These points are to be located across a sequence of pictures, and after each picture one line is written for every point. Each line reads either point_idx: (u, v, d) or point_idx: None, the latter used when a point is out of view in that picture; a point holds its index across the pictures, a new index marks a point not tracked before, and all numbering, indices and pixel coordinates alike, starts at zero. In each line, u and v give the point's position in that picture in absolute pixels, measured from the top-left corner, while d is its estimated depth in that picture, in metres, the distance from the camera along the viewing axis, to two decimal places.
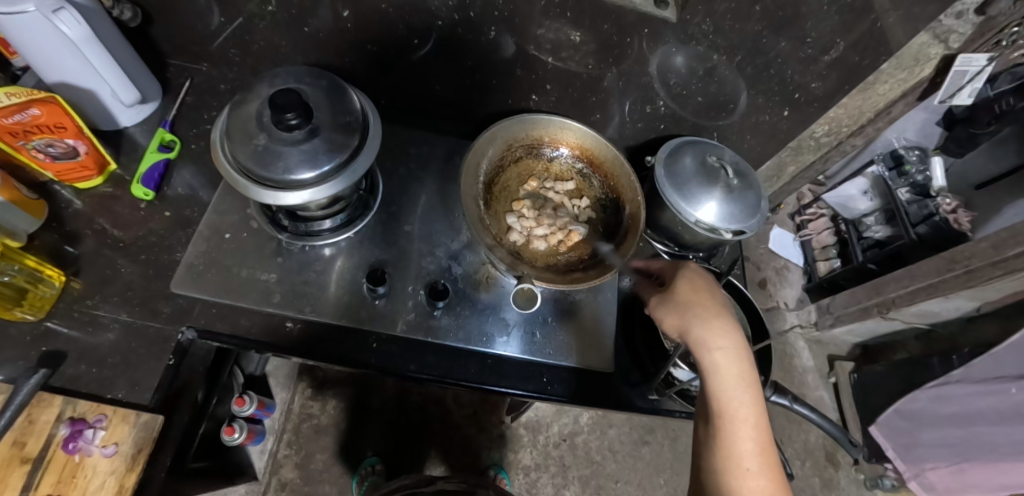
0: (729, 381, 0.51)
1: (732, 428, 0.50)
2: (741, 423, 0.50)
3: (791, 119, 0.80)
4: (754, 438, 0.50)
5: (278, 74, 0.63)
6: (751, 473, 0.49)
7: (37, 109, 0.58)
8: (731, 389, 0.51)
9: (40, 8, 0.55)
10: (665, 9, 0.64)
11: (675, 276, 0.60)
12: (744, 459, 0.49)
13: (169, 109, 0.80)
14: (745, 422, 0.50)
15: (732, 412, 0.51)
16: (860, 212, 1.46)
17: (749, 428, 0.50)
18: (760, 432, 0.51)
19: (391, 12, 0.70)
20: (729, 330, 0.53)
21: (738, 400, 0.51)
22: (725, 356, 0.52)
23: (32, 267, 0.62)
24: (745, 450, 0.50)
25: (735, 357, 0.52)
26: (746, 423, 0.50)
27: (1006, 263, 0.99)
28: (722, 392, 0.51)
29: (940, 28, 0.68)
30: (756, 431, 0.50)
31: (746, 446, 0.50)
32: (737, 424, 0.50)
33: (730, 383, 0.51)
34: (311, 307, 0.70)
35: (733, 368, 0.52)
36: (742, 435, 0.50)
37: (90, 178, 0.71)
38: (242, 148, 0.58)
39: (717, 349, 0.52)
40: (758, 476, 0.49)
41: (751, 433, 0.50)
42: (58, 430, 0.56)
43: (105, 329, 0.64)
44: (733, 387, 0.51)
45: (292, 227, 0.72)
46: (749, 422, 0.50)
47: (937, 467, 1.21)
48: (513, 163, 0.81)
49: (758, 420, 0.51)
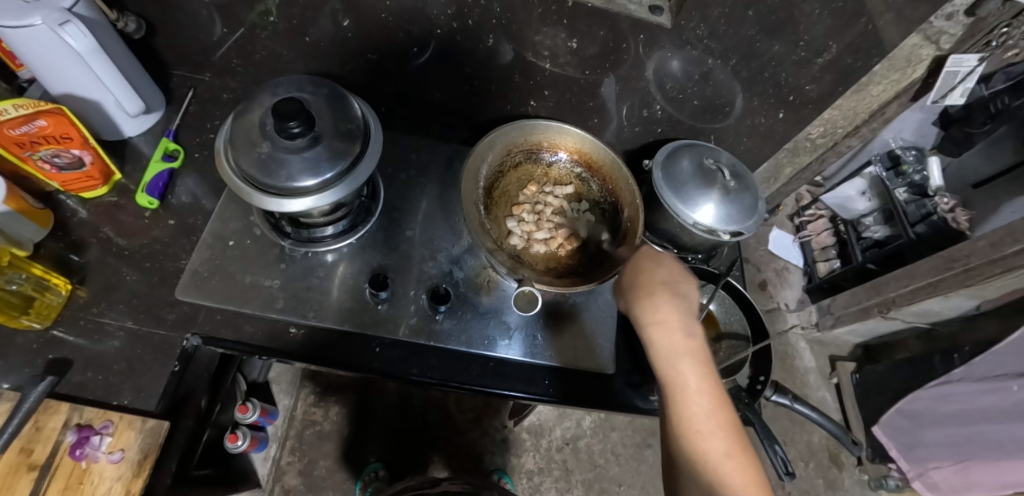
0: (664, 351, 0.52)
1: (676, 395, 0.50)
2: (683, 391, 0.50)
3: (787, 121, 0.81)
4: (700, 402, 0.49)
5: (279, 83, 0.64)
6: (704, 435, 0.48)
7: (43, 120, 0.60)
8: (670, 358, 0.52)
9: (46, 21, 0.56)
10: (660, 16, 0.65)
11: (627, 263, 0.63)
12: (694, 421, 0.48)
13: (173, 119, 0.81)
14: (686, 387, 0.50)
15: (672, 379, 0.51)
16: (859, 212, 1.46)
17: (692, 395, 0.50)
18: (706, 395, 0.50)
19: (391, 21, 0.72)
20: (664, 302, 0.55)
21: (678, 366, 0.51)
22: (661, 328, 0.53)
23: (39, 276, 0.63)
24: (693, 415, 0.49)
25: (671, 328, 0.53)
26: (690, 391, 0.50)
27: (1005, 261, 0.99)
28: (661, 361, 0.52)
29: (931, 30, 0.66)
30: (700, 395, 0.50)
31: (693, 410, 0.49)
32: (681, 390, 0.50)
33: (668, 352, 0.52)
34: (314, 313, 0.70)
35: (668, 338, 0.53)
36: (686, 402, 0.50)
37: (95, 187, 0.72)
38: (246, 157, 0.59)
39: (653, 324, 0.54)
40: (711, 437, 0.48)
41: (696, 398, 0.50)
42: (65, 436, 0.56)
43: (110, 337, 0.65)
44: (671, 356, 0.52)
45: (295, 234, 0.73)
46: (692, 388, 0.50)
47: (940, 465, 1.22)
48: (513, 168, 0.82)
49: (702, 386, 0.50)
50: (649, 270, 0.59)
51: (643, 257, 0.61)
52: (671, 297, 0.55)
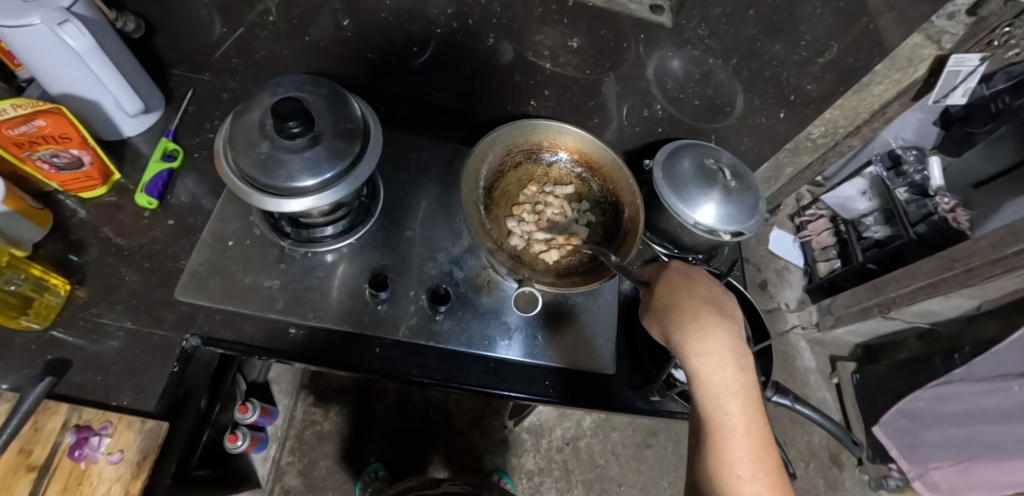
0: (713, 387, 0.50)
1: (721, 435, 0.48)
2: (729, 431, 0.48)
3: (788, 121, 0.81)
4: (746, 445, 0.48)
5: (280, 83, 0.64)
6: (746, 481, 0.47)
7: (42, 120, 0.60)
8: (718, 398, 0.49)
9: (45, 21, 0.56)
10: (661, 15, 0.65)
11: (664, 276, 0.59)
12: (737, 465, 0.47)
13: (172, 119, 0.81)
14: (733, 429, 0.48)
15: (718, 418, 0.49)
16: (859, 212, 1.46)
17: (738, 435, 0.48)
18: (751, 437, 0.48)
19: (391, 20, 0.72)
20: (715, 333, 0.51)
21: (726, 405, 0.49)
22: (711, 363, 0.50)
23: (38, 276, 0.63)
24: (736, 458, 0.48)
25: (722, 363, 0.50)
26: (735, 431, 0.48)
27: (1006, 261, 0.99)
28: (708, 397, 0.50)
29: (932, 29, 0.67)
30: (746, 437, 0.48)
31: (737, 453, 0.48)
32: (726, 430, 0.48)
33: (717, 389, 0.49)
34: (314, 313, 0.70)
35: (719, 374, 0.50)
36: (730, 443, 0.48)
37: (94, 187, 0.71)
38: (245, 156, 0.58)
39: (702, 357, 0.51)
40: (754, 483, 0.47)
41: (741, 440, 0.48)
42: (64, 437, 0.56)
43: (109, 337, 0.64)
44: (719, 392, 0.50)
45: (295, 234, 0.73)
46: (738, 429, 0.48)
47: (942, 466, 1.21)
48: (513, 168, 0.82)
49: (748, 427, 0.49)
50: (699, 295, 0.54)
51: (677, 274, 0.58)
52: (721, 325, 0.52)
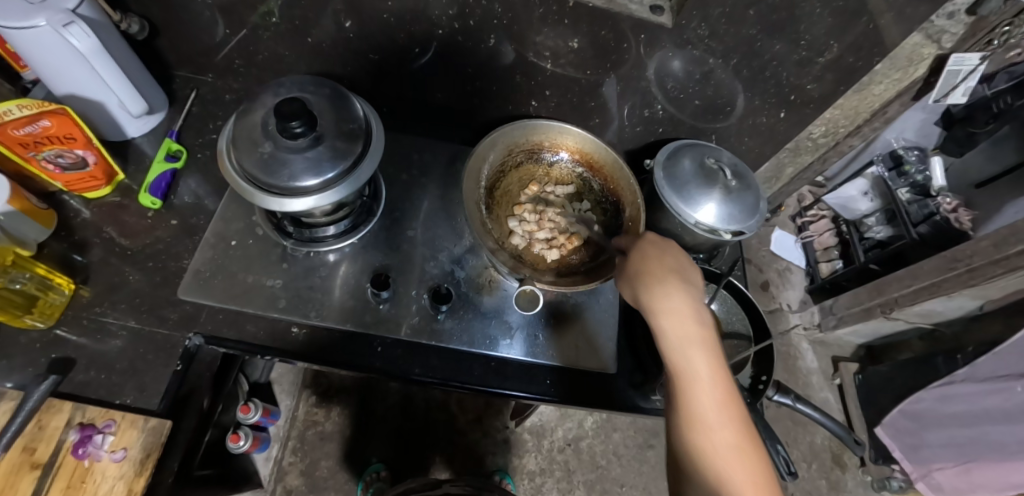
0: (678, 340, 0.53)
1: (688, 387, 0.51)
2: (696, 379, 0.51)
3: (787, 121, 0.81)
4: (711, 394, 0.50)
5: (282, 84, 0.64)
6: (714, 428, 0.48)
7: (48, 120, 0.60)
8: (683, 351, 0.52)
9: (50, 22, 0.57)
10: (661, 16, 0.66)
11: (633, 255, 0.63)
12: (705, 413, 0.49)
13: (175, 119, 0.81)
14: (699, 380, 0.51)
15: (686, 371, 0.52)
16: (861, 213, 1.46)
17: (703, 382, 0.51)
18: (717, 388, 0.51)
19: (393, 22, 0.72)
20: (676, 294, 0.55)
21: (691, 358, 0.52)
22: (676, 321, 0.54)
23: (43, 275, 0.64)
24: (703, 407, 0.49)
25: (685, 320, 0.54)
26: (700, 379, 0.51)
27: (1008, 261, 0.99)
28: (673, 348, 0.53)
29: (932, 28, 0.66)
30: (712, 388, 0.51)
31: (705, 403, 0.50)
32: (692, 380, 0.51)
33: (682, 343, 0.53)
34: (316, 312, 0.70)
35: (682, 330, 0.53)
36: (697, 390, 0.50)
37: (98, 188, 0.72)
38: (248, 156, 0.59)
39: (666, 317, 0.54)
40: (722, 430, 0.48)
41: (707, 391, 0.50)
42: (68, 435, 0.57)
43: (112, 336, 0.65)
44: (684, 345, 0.53)
45: (297, 234, 0.73)
46: (704, 380, 0.51)
47: (944, 467, 1.21)
48: (514, 168, 0.82)
49: (713, 378, 0.51)
50: (663, 268, 0.59)
51: (648, 245, 0.62)
52: (681, 288, 0.56)
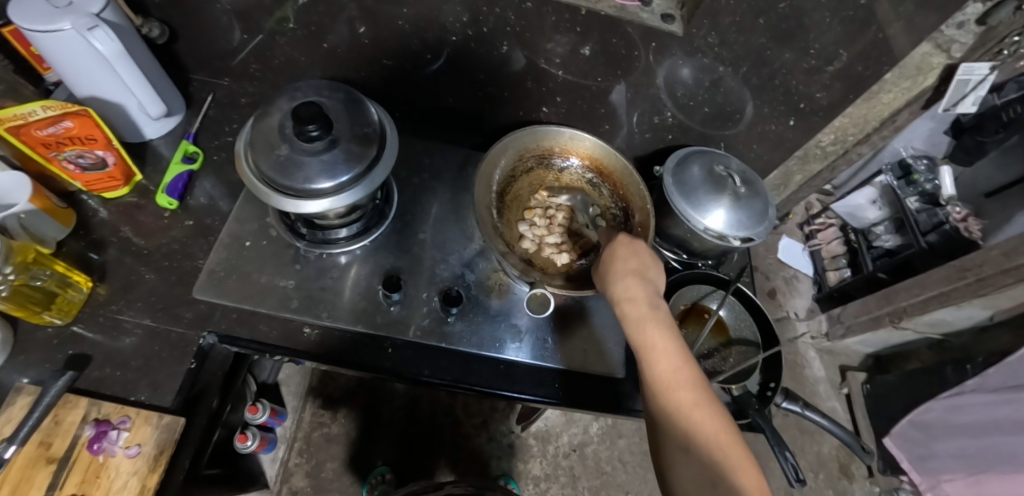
0: (635, 321, 0.54)
1: (646, 356, 0.51)
2: (655, 352, 0.51)
3: (797, 129, 0.81)
4: (667, 359, 0.51)
5: (299, 88, 0.65)
6: (675, 390, 0.49)
7: (69, 121, 0.62)
8: (638, 323, 0.53)
9: (76, 27, 0.59)
10: (671, 24, 0.66)
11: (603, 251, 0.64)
12: (665, 378, 0.50)
13: (192, 122, 0.83)
14: (655, 347, 0.51)
15: (642, 343, 0.52)
16: (869, 221, 1.46)
17: (663, 354, 0.51)
18: (674, 352, 0.51)
19: (407, 28, 0.73)
20: (631, 280, 0.57)
21: (645, 331, 0.52)
22: (630, 300, 0.55)
23: (62, 272, 0.65)
24: (660, 373, 0.50)
25: (639, 298, 0.55)
26: (660, 350, 0.51)
27: (1017, 271, 0.99)
28: (633, 330, 0.54)
29: (941, 38, 0.67)
30: (669, 354, 0.51)
31: (662, 368, 0.50)
32: (652, 353, 0.51)
33: (637, 319, 0.54)
34: (327, 313, 0.71)
35: (638, 307, 0.54)
36: (657, 362, 0.51)
37: (116, 188, 0.73)
38: (265, 158, 0.60)
39: (623, 299, 0.56)
40: (681, 391, 0.48)
41: (664, 357, 0.51)
42: (83, 430, 0.58)
43: (127, 334, 0.66)
44: (641, 324, 0.53)
45: (310, 235, 0.74)
46: (662, 350, 0.51)
47: (954, 479, 1.18)
48: (525, 173, 0.82)
49: (669, 344, 0.51)
50: (618, 253, 0.60)
51: (618, 244, 0.62)
52: (637, 276, 0.57)
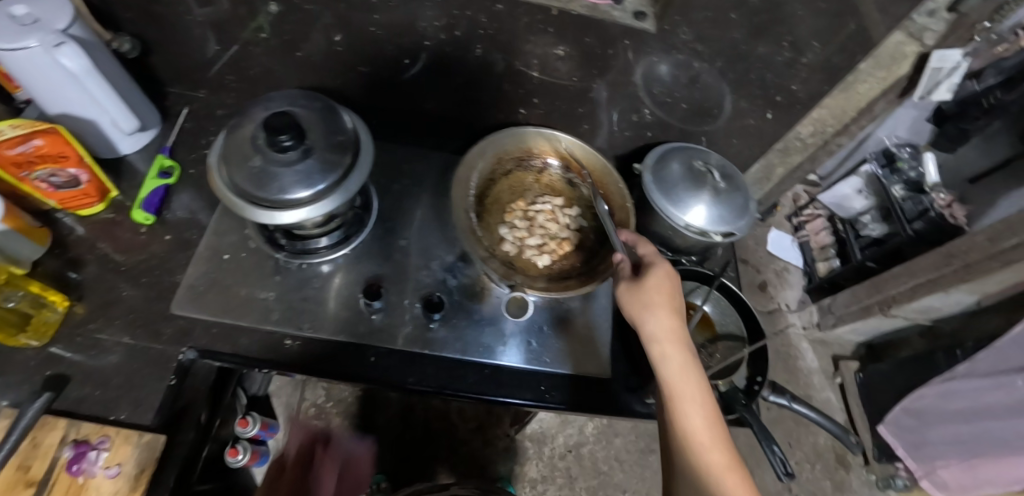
0: (674, 366, 0.55)
1: (680, 408, 0.53)
2: (692, 403, 0.53)
3: (776, 121, 0.81)
4: (701, 414, 0.52)
5: (273, 98, 0.65)
6: (708, 449, 0.51)
7: (40, 140, 0.61)
8: (678, 372, 0.54)
9: (42, 44, 0.58)
10: (644, 21, 0.66)
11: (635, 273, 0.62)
12: (698, 434, 0.52)
13: (168, 136, 0.82)
14: (692, 399, 0.53)
15: (679, 391, 0.53)
16: (856, 211, 1.50)
17: (699, 406, 0.53)
18: (707, 407, 0.53)
19: (380, 34, 0.73)
20: (671, 321, 0.57)
21: (684, 381, 0.54)
22: (670, 344, 0.56)
23: (36, 293, 0.64)
24: (694, 431, 0.52)
25: (678, 344, 0.56)
26: (696, 402, 0.53)
27: (1003, 256, 0.99)
28: (671, 376, 0.54)
29: (914, 26, 0.68)
30: (703, 409, 0.53)
31: (697, 422, 0.52)
32: (688, 404, 0.53)
33: (676, 367, 0.55)
34: (310, 324, 0.71)
35: (676, 354, 0.56)
36: (692, 414, 0.52)
37: (91, 205, 0.73)
38: (239, 170, 0.60)
39: (662, 341, 0.56)
40: (713, 451, 0.51)
41: (699, 412, 0.53)
42: (62, 452, 0.57)
43: (107, 352, 0.65)
44: (678, 370, 0.55)
45: (289, 246, 0.74)
46: (697, 403, 0.53)
47: (949, 464, 1.20)
48: (504, 176, 0.82)
49: (705, 399, 0.53)
50: (656, 282, 0.59)
51: (656, 273, 0.60)
52: (675, 318, 0.57)
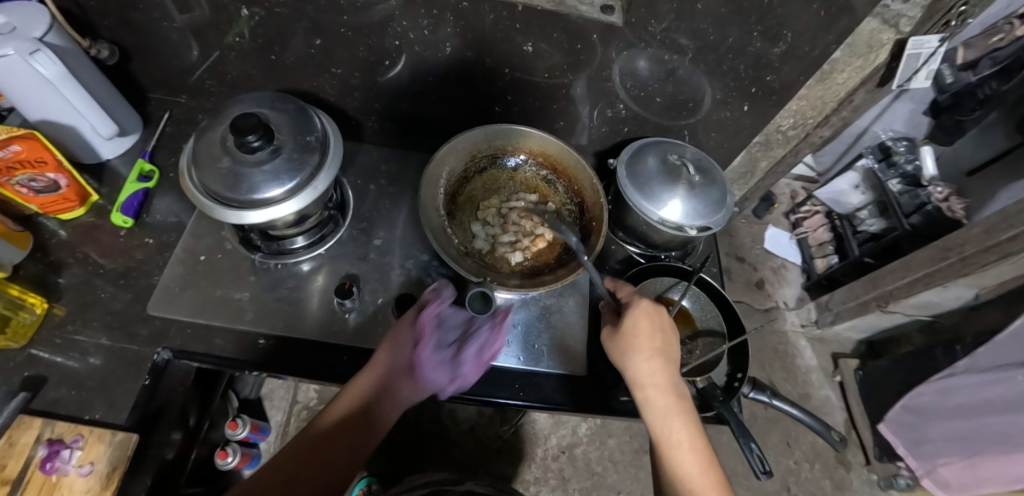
0: (659, 411, 0.55)
1: (669, 454, 0.53)
2: (677, 448, 0.53)
3: (753, 114, 0.80)
4: (690, 459, 0.52)
5: (243, 101, 0.66)
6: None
7: (17, 145, 0.61)
8: (663, 416, 0.54)
9: (17, 51, 0.59)
10: (611, 15, 0.66)
11: (621, 316, 0.62)
12: (688, 479, 0.51)
13: (149, 141, 0.84)
14: (677, 443, 0.53)
15: (665, 436, 0.53)
16: (853, 206, 1.44)
17: (686, 451, 0.52)
18: (696, 451, 0.53)
19: (351, 36, 0.73)
20: (655, 364, 0.57)
21: (670, 425, 0.54)
22: (655, 387, 0.56)
23: (14, 295, 0.65)
24: (688, 476, 0.51)
25: (665, 387, 0.56)
26: (682, 447, 0.53)
27: (1000, 248, 0.97)
28: (657, 420, 0.54)
29: (889, 13, 0.63)
30: (691, 454, 0.52)
31: (687, 468, 0.51)
32: (675, 451, 0.53)
33: (662, 410, 0.55)
34: (283, 323, 0.71)
35: (662, 397, 0.55)
36: (680, 460, 0.52)
37: (72, 209, 0.74)
38: (210, 172, 0.60)
39: (647, 384, 0.56)
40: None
41: (688, 457, 0.52)
42: (36, 451, 0.58)
43: (84, 353, 0.66)
44: (664, 415, 0.54)
45: (265, 246, 0.75)
46: (684, 448, 0.53)
47: (950, 462, 1.17)
48: (478, 174, 0.82)
49: (693, 443, 0.53)
50: (639, 324, 0.59)
51: (641, 313, 0.60)
52: (660, 360, 0.57)
